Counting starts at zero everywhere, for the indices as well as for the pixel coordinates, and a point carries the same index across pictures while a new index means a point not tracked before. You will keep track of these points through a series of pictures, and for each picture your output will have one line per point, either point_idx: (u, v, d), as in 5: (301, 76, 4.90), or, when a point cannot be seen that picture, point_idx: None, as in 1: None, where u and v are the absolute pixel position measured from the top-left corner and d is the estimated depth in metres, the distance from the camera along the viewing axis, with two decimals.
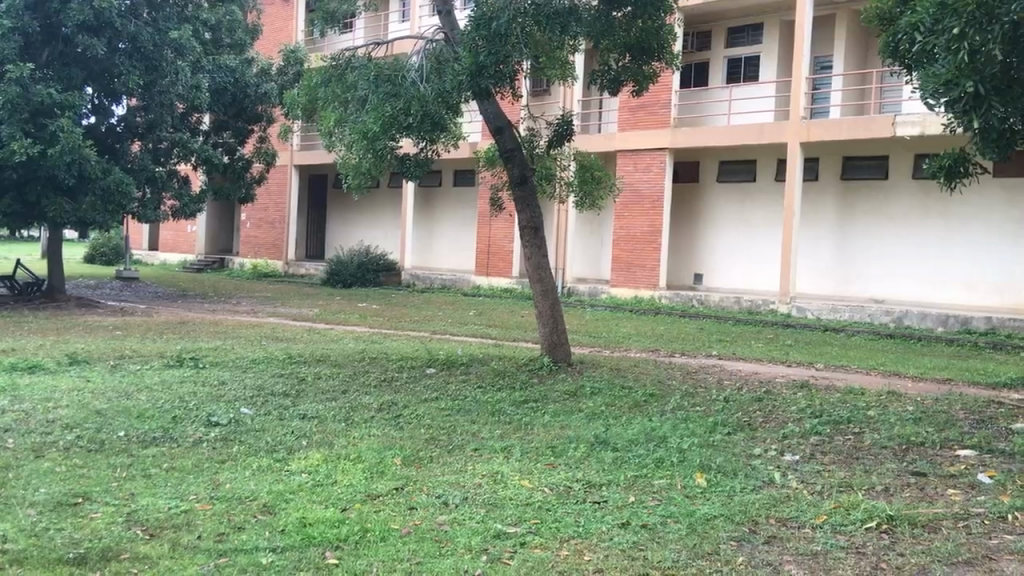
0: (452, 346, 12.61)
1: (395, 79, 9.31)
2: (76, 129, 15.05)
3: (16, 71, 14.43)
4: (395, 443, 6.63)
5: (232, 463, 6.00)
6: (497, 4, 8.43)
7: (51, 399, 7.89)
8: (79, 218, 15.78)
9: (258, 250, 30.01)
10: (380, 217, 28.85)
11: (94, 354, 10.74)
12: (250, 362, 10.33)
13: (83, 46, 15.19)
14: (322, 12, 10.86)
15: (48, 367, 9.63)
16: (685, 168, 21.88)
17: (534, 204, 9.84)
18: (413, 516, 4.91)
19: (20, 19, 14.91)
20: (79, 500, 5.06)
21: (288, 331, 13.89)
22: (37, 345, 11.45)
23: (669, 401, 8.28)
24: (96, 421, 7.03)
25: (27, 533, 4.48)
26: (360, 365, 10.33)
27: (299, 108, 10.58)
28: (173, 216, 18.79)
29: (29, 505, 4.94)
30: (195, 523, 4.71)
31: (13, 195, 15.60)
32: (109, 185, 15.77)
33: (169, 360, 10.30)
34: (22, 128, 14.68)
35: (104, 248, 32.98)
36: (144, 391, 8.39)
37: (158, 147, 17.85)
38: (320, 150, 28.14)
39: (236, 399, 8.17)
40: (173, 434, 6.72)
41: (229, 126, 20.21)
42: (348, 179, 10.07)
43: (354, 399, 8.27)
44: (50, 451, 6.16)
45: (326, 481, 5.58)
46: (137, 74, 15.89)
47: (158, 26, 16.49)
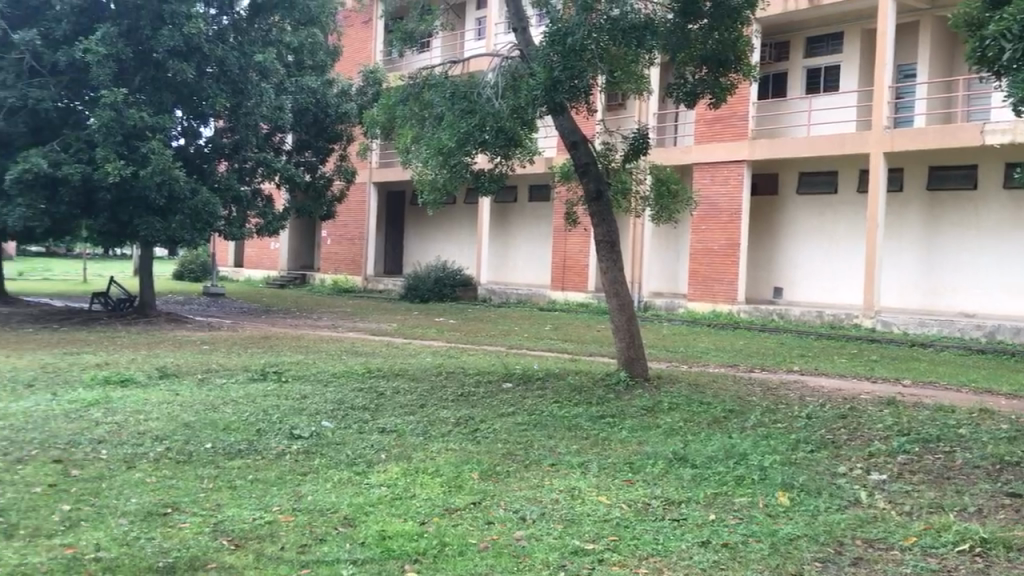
0: (530, 360, 12.65)
1: (471, 95, 9.55)
2: (166, 150, 15.58)
3: (110, 96, 15.02)
4: (472, 457, 6.67)
5: (314, 476, 6.12)
6: (573, 20, 8.56)
7: (143, 411, 8.16)
8: (169, 236, 16.30)
9: (338, 266, 30.61)
10: (455, 231, 29.14)
11: (183, 367, 11.11)
12: (331, 376, 10.53)
13: (173, 70, 15.70)
14: (400, 33, 11.08)
15: (138, 381, 9.95)
16: (765, 179, 21.57)
17: (610, 218, 9.77)
18: (491, 531, 4.93)
19: (114, 45, 15.36)
20: (168, 510, 5.22)
21: (368, 346, 14.11)
22: (129, 359, 11.88)
23: (750, 417, 8.14)
24: (185, 432, 7.26)
25: (119, 541, 4.65)
26: (438, 379, 10.44)
27: (378, 126, 10.75)
28: (256, 234, 19.28)
29: (121, 514, 5.11)
30: (279, 534, 4.82)
31: (107, 215, 16.20)
32: (196, 205, 16.29)
33: (254, 374, 10.58)
34: (115, 150, 15.30)
35: (192, 265, 34.09)
36: (229, 404, 8.62)
37: (243, 167, 18.35)
38: (396, 167, 28.64)
39: (318, 412, 8.33)
40: (258, 446, 6.90)
41: (310, 145, 20.63)
42: (425, 196, 10.17)
43: (433, 413, 8.35)
44: (142, 461, 6.38)
45: (405, 494, 5.64)
46: (223, 97, 16.44)
47: (243, 49, 16.98)
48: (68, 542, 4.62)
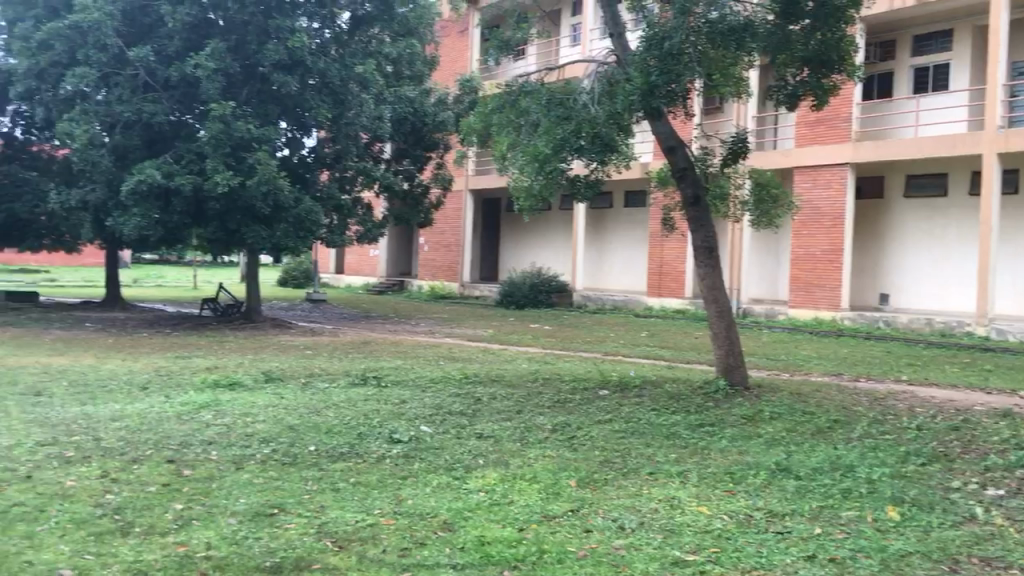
0: (627, 367, 12.55)
1: (568, 102, 9.61)
2: (271, 161, 16.08)
3: (219, 109, 15.60)
4: (569, 464, 6.65)
5: (414, 480, 6.20)
6: (671, 24, 8.53)
7: (250, 414, 8.42)
8: (274, 244, 16.82)
9: (435, 273, 31.02)
10: (551, 238, 29.17)
11: (287, 372, 11.42)
12: (429, 381, 10.67)
13: (278, 83, 16.21)
14: (497, 41, 11.18)
15: (245, 384, 10.28)
16: (870, 183, 20.92)
17: (709, 223, 9.62)
18: (589, 539, 4.90)
19: (223, 60, 15.95)
20: (275, 511, 5.37)
21: (465, 351, 14.23)
22: (237, 363, 12.29)
23: (856, 428, 7.88)
24: (290, 435, 7.46)
25: (229, 541, 4.80)
26: (534, 385, 10.45)
27: (475, 134, 10.85)
28: (357, 241, 19.70)
29: (231, 514, 5.28)
30: (381, 537, 4.90)
31: (216, 224, 16.81)
32: (300, 213, 16.75)
33: (354, 378, 10.80)
34: (224, 161, 15.88)
35: (295, 272, 35.06)
36: (331, 408, 8.83)
37: (344, 176, 18.76)
38: (492, 174, 28.86)
39: (416, 417, 8.45)
40: (359, 449, 7.04)
41: (409, 153, 20.96)
42: (521, 203, 10.21)
43: (529, 420, 8.36)
44: (250, 463, 6.58)
45: (503, 500, 5.66)
46: (326, 108, 16.88)
47: (344, 61, 17.40)
48: (180, 540, 4.80)
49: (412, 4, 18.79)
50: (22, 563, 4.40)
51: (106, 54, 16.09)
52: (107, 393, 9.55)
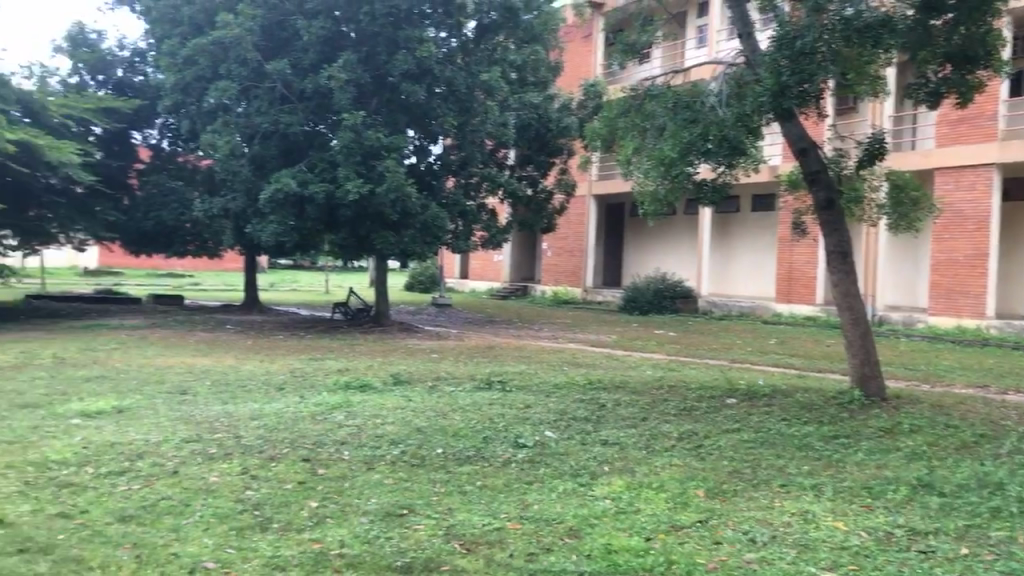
0: (755, 375, 12.23)
1: (694, 105, 9.47)
2: (400, 168, 16.47)
3: (351, 119, 16.10)
4: (697, 473, 6.53)
5: (539, 485, 6.21)
6: (803, 23, 8.33)
7: (380, 415, 8.63)
8: (402, 250, 17.21)
9: (558, 278, 31.07)
10: (675, 243, 28.77)
11: (415, 375, 11.64)
12: (553, 387, 10.67)
13: (407, 92, 16.61)
14: (622, 45, 11.13)
15: (374, 386, 10.53)
16: (1019, 184, 19.76)
17: (843, 228, 9.27)
18: (719, 551, 4.79)
19: (354, 71, 16.45)
20: (405, 511, 5.48)
21: (589, 357, 14.18)
22: (367, 366, 12.63)
23: (1004, 443, 7.44)
24: (418, 437, 7.61)
25: (361, 539, 4.92)
26: (659, 392, 10.31)
27: (599, 139, 10.81)
28: (481, 247, 19.92)
29: (363, 513, 5.42)
30: (508, 541, 4.92)
31: (347, 230, 17.33)
32: (427, 220, 17.08)
33: (480, 383, 10.91)
34: (355, 169, 16.36)
35: (421, 276, 35.78)
36: (458, 411, 8.95)
37: (469, 182, 18.99)
38: (616, 179, 28.71)
39: (541, 422, 8.47)
40: (485, 453, 7.11)
41: (532, 159, 21.08)
42: (645, 207, 10.10)
43: (654, 427, 8.26)
44: (380, 463, 6.73)
45: (629, 509, 5.60)
46: (452, 116, 17.18)
47: (470, 69, 17.67)
48: (316, 537, 4.95)
49: (537, 10, 18.91)
50: (170, 554, 4.62)
51: (246, 68, 16.84)
52: (247, 392, 9.97)
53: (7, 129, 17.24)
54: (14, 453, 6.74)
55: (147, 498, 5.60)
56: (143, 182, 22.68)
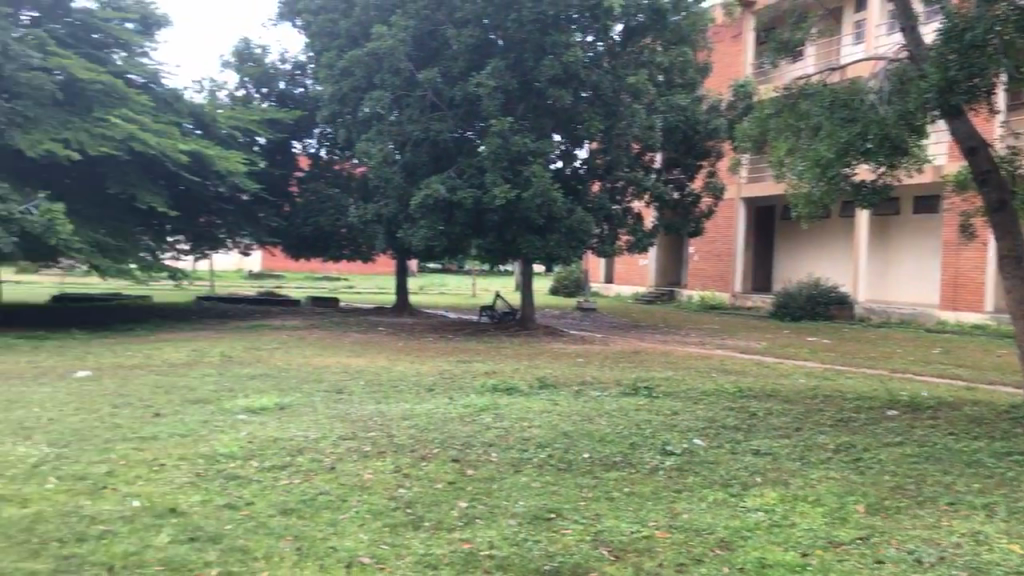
0: (917, 386, 11.61)
1: (852, 103, 9.07)
2: (546, 173, 16.56)
3: (498, 125, 16.32)
4: (856, 488, 6.24)
5: (689, 494, 6.09)
6: (972, 14, 7.79)
7: (527, 418, 8.68)
8: (548, 254, 17.30)
9: (706, 283, 30.49)
10: (830, 247, 27.68)
11: (561, 379, 11.65)
12: (701, 394, 10.45)
13: (553, 97, 16.71)
14: (775, 43, 10.79)
15: (521, 390, 10.61)
16: None
17: (1019, 230, 8.64)
18: (882, 571, 4.56)
19: (502, 78, 16.67)
20: (552, 515, 5.49)
21: (738, 364, 13.82)
22: (513, 369, 12.75)
23: None
24: (565, 441, 7.61)
25: (510, 541, 4.96)
26: (814, 402, 9.93)
27: (750, 141, 10.52)
28: (627, 251, 19.77)
29: (511, 515, 5.46)
30: (657, 550, 4.85)
31: (494, 235, 17.58)
32: (572, 224, 17.11)
33: (626, 388, 10.82)
34: (502, 174, 16.58)
35: (566, 281, 35.87)
36: (604, 416, 8.91)
37: (615, 186, 18.86)
38: (766, 181, 27.90)
39: (689, 429, 8.32)
40: (632, 459, 7.04)
41: (680, 162, 20.75)
42: (799, 210, 9.76)
43: (808, 438, 7.96)
44: (528, 466, 6.77)
45: (784, 522, 5.41)
46: (598, 120, 17.15)
47: (617, 73, 17.59)
48: (465, 537, 5.03)
49: (686, 11, 18.63)
50: (328, 548, 4.80)
51: (398, 78, 17.36)
52: (399, 393, 10.25)
53: (181, 141, 18.42)
54: (187, 445, 7.18)
55: (306, 493, 5.83)
56: (303, 189, 23.72)
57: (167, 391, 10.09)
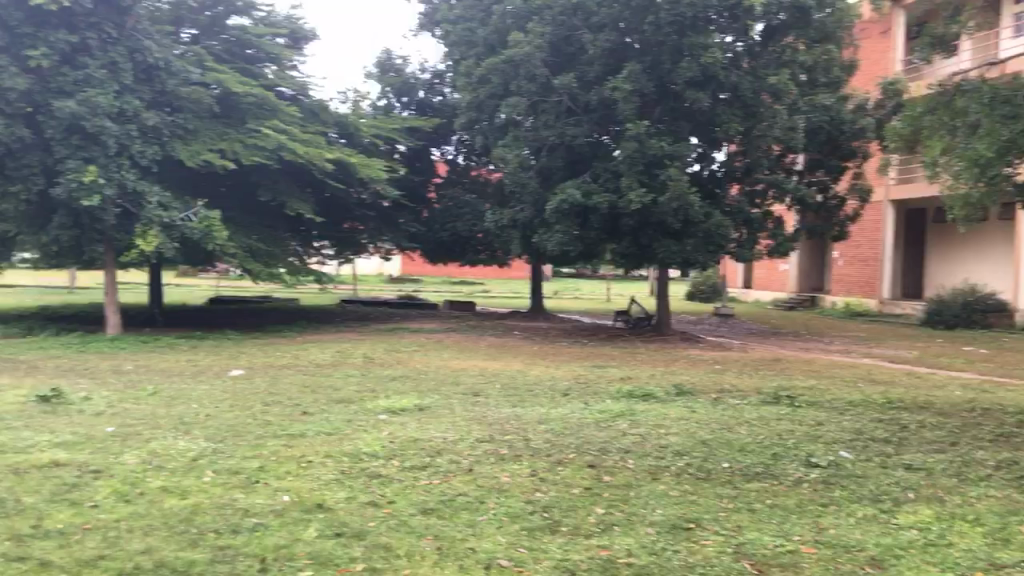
0: None
1: (1014, 98, 8.60)
2: (683, 176, 16.31)
3: (634, 129, 16.20)
4: (1020, 509, 5.84)
5: (836, 509, 5.85)
6: None
7: (664, 425, 8.56)
8: (684, 259, 17.00)
9: (852, 290, 29.34)
10: (988, 251, 26.10)
11: (698, 386, 11.42)
12: (847, 404, 10.03)
13: (691, 100, 16.45)
14: (928, 38, 10.24)
15: (658, 396, 10.47)
16: None
17: None
18: None
19: (638, 81, 16.52)
20: (691, 525, 5.38)
21: (886, 374, 13.21)
22: (649, 375, 12.59)
23: None
24: (703, 450, 7.46)
25: (648, 550, 4.89)
26: (972, 415, 9.37)
27: (900, 141, 10.01)
28: (767, 256, 19.22)
29: (649, 524, 5.39)
30: (802, 566, 4.68)
31: (629, 240, 17.45)
32: (710, 228, 16.72)
33: (766, 397, 10.51)
34: (638, 178, 16.44)
35: (704, 286, 35.22)
36: (744, 425, 8.68)
37: (755, 190, 18.38)
38: (917, 182, 26.59)
39: (835, 441, 8.00)
40: (774, 470, 6.82)
41: (823, 163, 20.01)
42: (955, 213, 9.22)
43: (964, 454, 7.51)
44: (665, 474, 6.66)
45: (940, 542, 5.12)
46: (737, 122, 16.76)
47: (757, 73, 17.15)
48: (603, 544, 4.99)
49: (831, 7, 17.96)
50: (466, 549, 4.86)
51: (534, 83, 17.47)
52: (534, 396, 10.29)
53: (326, 149, 19.11)
54: (333, 443, 7.43)
55: (446, 493, 5.93)
56: (441, 195, 24.19)
57: (313, 390, 10.48)
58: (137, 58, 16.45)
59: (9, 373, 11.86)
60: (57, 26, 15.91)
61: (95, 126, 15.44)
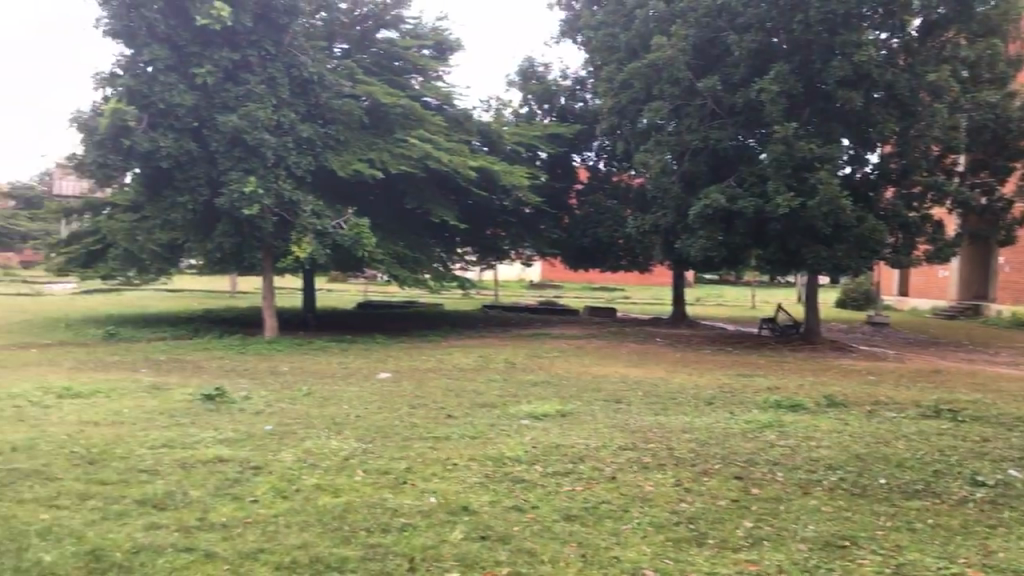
0: None
1: None
2: (834, 179, 15.70)
3: (782, 131, 15.73)
4: None
5: (1006, 531, 5.47)
6: None
7: (814, 437, 8.24)
8: (835, 265, 16.36)
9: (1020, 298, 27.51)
10: None
11: (851, 397, 10.95)
12: (1017, 420, 9.39)
13: (843, 100, 15.83)
14: None
15: (807, 407, 10.10)
16: None
17: None
18: None
19: (786, 82, 16.03)
20: (846, 543, 5.16)
21: None
22: (798, 385, 12.17)
23: None
24: (858, 464, 7.13)
25: (800, 567, 4.72)
26: None
27: None
28: (926, 261, 18.26)
29: (801, 540, 5.20)
30: None
31: (776, 245, 16.94)
32: (863, 232, 16.00)
33: (926, 410, 9.96)
34: (786, 182, 15.94)
35: (855, 293, 33.81)
36: (902, 439, 8.25)
37: (912, 192, 17.49)
38: None
39: (1004, 459, 7.49)
40: (936, 488, 6.45)
41: (988, 164, 18.84)
42: None
43: None
44: (817, 489, 6.41)
45: None
46: (893, 122, 16.02)
47: (914, 70, 16.35)
48: (752, 559, 4.84)
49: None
50: (611, 557, 4.82)
51: (678, 87, 17.23)
52: (678, 405, 10.12)
53: (470, 157, 19.45)
54: (477, 446, 7.53)
55: (590, 501, 5.90)
56: (582, 201, 24.19)
57: (457, 394, 10.66)
58: (293, 73, 17.25)
59: (178, 372, 12.64)
60: (221, 45, 16.85)
61: (255, 139, 16.26)
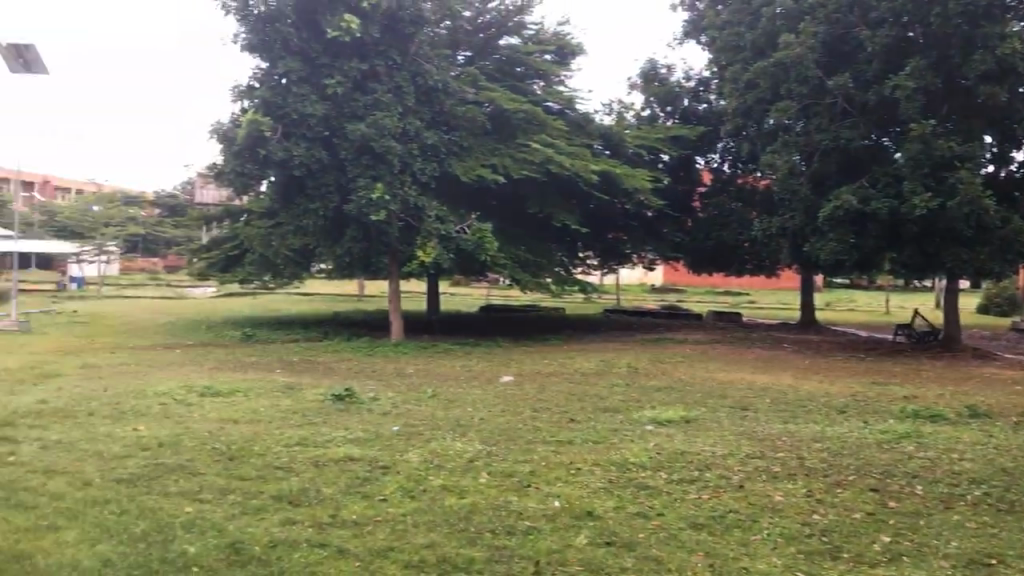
0: None
1: None
2: (976, 179, 14.92)
3: (918, 129, 15.04)
4: None
5: None
6: None
7: (956, 450, 7.83)
8: (978, 268, 15.63)
9: None
10: None
11: (996, 408, 10.36)
12: None
13: (985, 95, 15.02)
14: None
15: (948, 418, 9.61)
16: None
17: None
18: None
19: (923, 78, 15.32)
20: (993, 561, 4.87)
21: None
22: (937, 394, 11.60)
23: None
24: (1005, 479, 6.73)
25: None
26: None
27: None
28: None
29: (943, 556, 4.94)
30: None
31: (913, 248, 16.22)
32: (1008, 234, 15.33)
33: None
34: (923, 182, 15.24)
35: (999, 298, 32.00)
36: None
37: None
38: None
39: None
40: None
41: None
42: None
43: None
44: (960, 504, 6.09)
45: None
46: None
47: None
48: None
49: None
50: (740, 568, 4.70)
51: (806, 86, 16.71)
52: (808, 413, 9.81)
53: (592, 161, 19.41)
54: (600, 451, 7.48)
55: (717, 509, 5.78)
56: (706, 204, 23.78)
57: (580, 398, 10.63)
58: (418, 81, 17.62)
59: (311, 373, 13.09)
60: (350, 56, 17.36)
61: (382, 147, 16.76)
